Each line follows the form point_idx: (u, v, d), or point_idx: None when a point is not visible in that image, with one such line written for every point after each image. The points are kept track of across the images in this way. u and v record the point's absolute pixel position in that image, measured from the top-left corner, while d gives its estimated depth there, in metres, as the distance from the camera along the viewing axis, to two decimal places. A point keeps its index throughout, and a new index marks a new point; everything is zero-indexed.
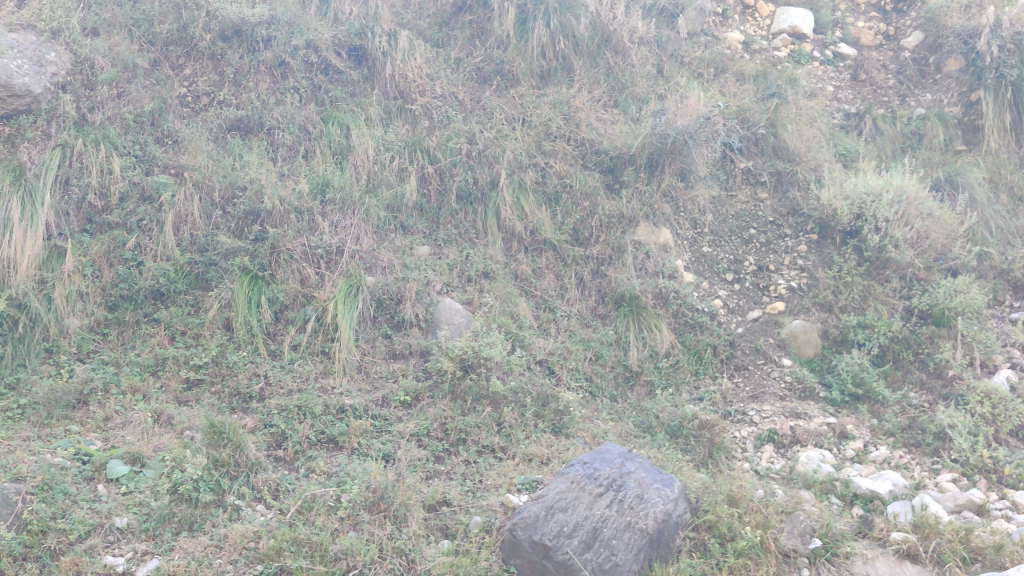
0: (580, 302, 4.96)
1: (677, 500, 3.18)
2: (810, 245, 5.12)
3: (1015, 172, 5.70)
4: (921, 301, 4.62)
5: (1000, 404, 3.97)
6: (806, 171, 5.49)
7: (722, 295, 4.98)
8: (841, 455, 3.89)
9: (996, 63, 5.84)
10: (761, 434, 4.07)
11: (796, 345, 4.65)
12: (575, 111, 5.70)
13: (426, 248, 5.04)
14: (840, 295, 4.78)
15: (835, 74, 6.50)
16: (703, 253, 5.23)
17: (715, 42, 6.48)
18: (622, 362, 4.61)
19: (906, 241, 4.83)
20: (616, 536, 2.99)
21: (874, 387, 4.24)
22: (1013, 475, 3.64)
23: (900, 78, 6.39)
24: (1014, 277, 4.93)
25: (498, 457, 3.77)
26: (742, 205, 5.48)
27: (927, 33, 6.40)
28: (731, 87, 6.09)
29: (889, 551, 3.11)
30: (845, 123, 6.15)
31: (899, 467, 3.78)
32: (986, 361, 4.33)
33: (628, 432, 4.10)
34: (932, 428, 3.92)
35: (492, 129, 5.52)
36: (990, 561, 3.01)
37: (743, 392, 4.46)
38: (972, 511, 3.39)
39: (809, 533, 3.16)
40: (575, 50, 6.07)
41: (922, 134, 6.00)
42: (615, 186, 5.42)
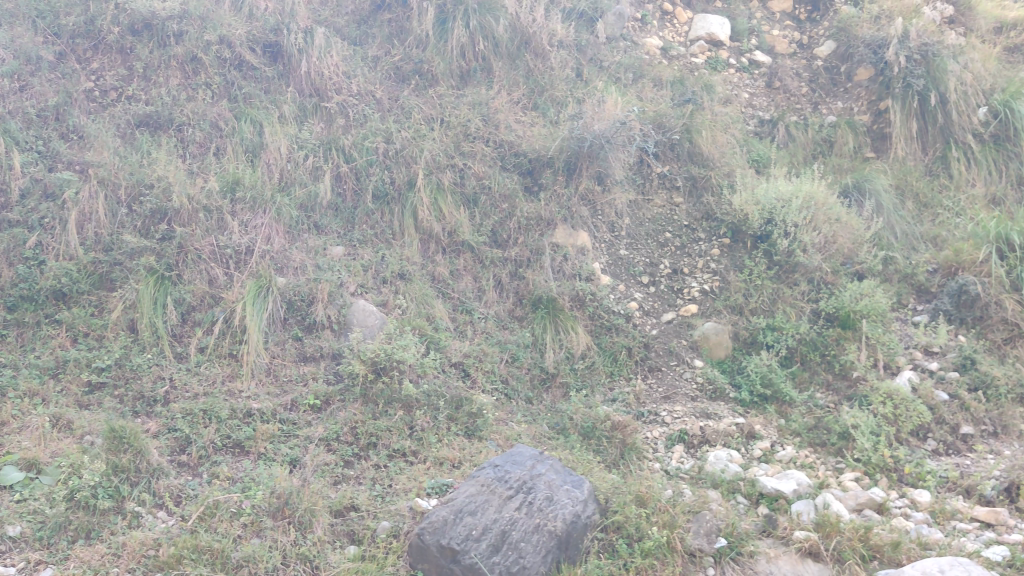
0: (497, 303, 4.91)
1: (587, 501, 3.20)
2: (722, 249, 5.22)
3: (919, 179, 5.89)
4: (827, 304, 4.73)
5: (902, 404, 4.08)
6: (720, 176, 5.55)
7: (638, 297, 5.01)
8: (749, 454, 3.96)
9: (903, 73, 6.04)
10: (672, 434, 4.11)
11: (708, 346, 4.71)
12: (494, 112, 5.66)
13: (340, 248, 4.94)
14: (750, 298, 4.89)
15: (751, 81, 6.60)
16: (620, 255, 5.25)
17: (634, 47, 6.51)
18: (538, 364, 4.58)
19: (814, 246, 4.98)
20: (525, 538, 2.99)
21: (781, 388, 4.33)
22: (912, 474, 3.74)
23: (812, 86, 6.57)
24: (917, 281, 5.06)
25: (409, 461, 3.72)
26: (657, 209, 5.53)
27: (839, 43, 6.62)
28: (649, 92, 6.08)
29: (792, 550, 3.16)
30: (759, 130, 6.27)
31: (805, 466, 3.85)
32: (889, 363, 4.44)
33: (542, 434, 4.08)
34: (837, 428, 4.00)
35: (410, 129, 5.45)
36: (888, 558, 3.05)
37: (656, 393, 4.49)
38: (873, 509, 3.46)
39: (714, 532, 3.19)
40: (495, 51, 6.05)
41: (832, 141, 6.15)
42: (534, 188, 5.41)
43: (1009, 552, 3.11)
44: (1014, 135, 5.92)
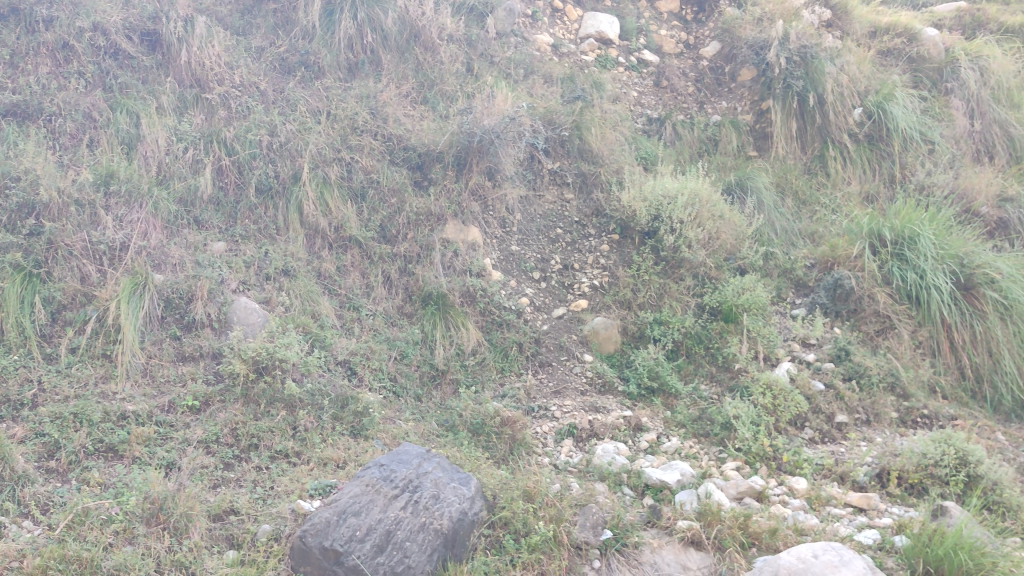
0: (386, 300, 4.81)
1: (473, 498, 3.16)
2: (612, 245, 5.29)
3: (799, 177, 6.08)
4: (711, 298, 4.84)
5: (780, 394, 4.21)
6: (609, 173, 5.63)
7: (529, 293, 5.01)
8: (636, 446, 4.01)
9: (783, 74, 6.25)
10: (562, 428, 4.10)
11: (597, 341, 4.73)
12: (383, 105, 5.57)
13: (221, 244, 4.78)
14: (638, 293, 4.96)
15: (639, 80, 6.69)
16: (511, 251, 5.22)
17: (525, 43, 6.47)
18: (428, 361, 4.52)
19: (698, 242, 5.06)
20: (410, 537, 2.93)
21: (667, 380, 4.42)
22: (790, 462, 3.85)
23: (698, 85, 6.74)
24: (796, 276, 5.23)
25: (292, 462, 3.64)
26: (549, 205, 5.56)
27: (723, 44, 6.83)
28: (539, 89, 6.08)
29: (675, 539, 3.21)
30: (648, 128, 6.36)
31: (689, 457, 3.92)
32: (768, 355, 4.57)
33: (431, 432, 4.02)
34: (719, 419, 4.09)
35: (295, 121, 5.33)
36: (766, 545, 3.13)
37: (546, 387, 4.47)
38: (753, 497, 3.54)
39: (601, 524, 3.21)
40: (383, 45, 5.97)
41: (717, 140, 6.31)
42: (424, 183, 5.32)
43: (880, 535, 3.23)
44: (887, 135, 6.18)
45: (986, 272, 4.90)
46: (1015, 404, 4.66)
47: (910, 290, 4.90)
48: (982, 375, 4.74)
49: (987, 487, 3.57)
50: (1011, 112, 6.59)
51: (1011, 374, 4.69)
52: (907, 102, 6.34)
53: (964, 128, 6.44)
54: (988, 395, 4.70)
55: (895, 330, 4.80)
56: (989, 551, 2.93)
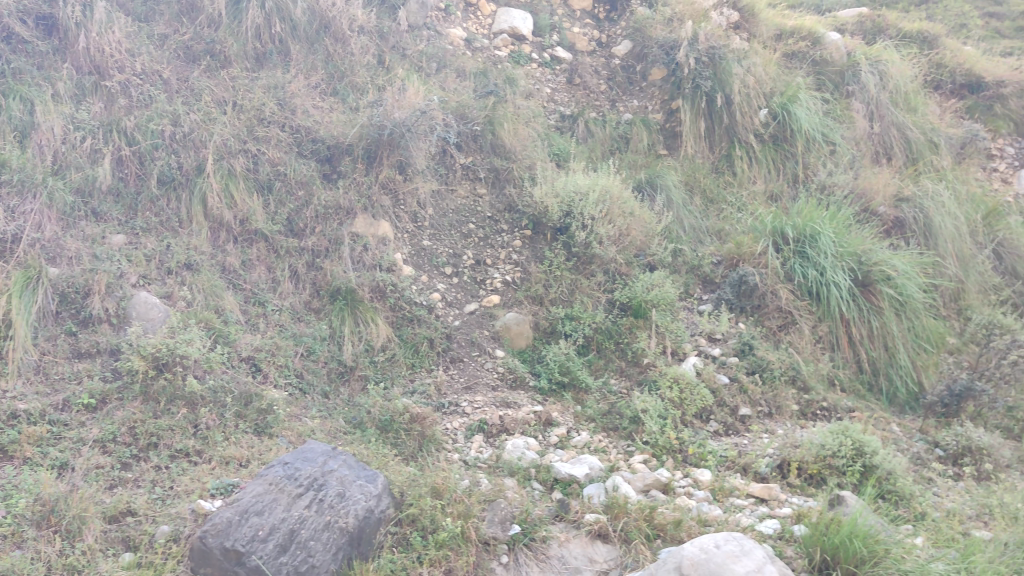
0: (292, 295, 4.69)
1: (380, 496, 3.12)
2: (524, 241, 5.30)
3: (707, 176, 6.19)
4: (622, 294, 4.89)
5: (687, 388, 4.29)
6: (521, 168, 5.64)
7: (440, 289, 4.92)
8: (546, 441, 3.99)
9: (692, 74, 6.39)
10: (472, 424, 4.05)
11: (509, 337, 4.72)
12: (290, 96, 5.47)
13: (121, 237, 4.62)
14: (550, 288, 4.96)
15: (552, 76, 6.71)
16: (423, 246, 5.14)
17: (438, 37, 6.41)
18: (335, 358, 4.42)
19: (608, 238, 5.13)
20: (314, 536, 2.89)
21: (578, 375, 4.44)
22: (696, 454, 3.92)
23: (610, 84, 6.82)
24: (703, 272, 5.33)
25: (193, 461, 3.54)
26: (461, 199, 5.50)
27: (635, 43, 6.95)
28: (451, 83, 6.05)
29: (582, 532, 3.23)
30: (560, 124, 6.37)
31: (598, 451, 3.93)
32: (676, 350, 4.65)
33: (338, 429, 3.93)
34: (628, 413, 4.13)
35: (199, 111, 5.18)
36: (671, 536, 3.16)
37: (457, 383, 4.41)
38: (659, 489, 3.57)
39: (509, 519, 3.21)
40: (292, 35, 5.88)
41: (628, 138, 6.37)
42: (332, 176, 5.24)
43: (780, 525, 3.32)
44: (791, 136, 6.34)
45: (882, 270, 5.13)
46: (907, 396, 4.90)
47: (811, 287, 5.05)
48: (878, 368, 4.95)
49: (882, 476, 3.71)
50: (907, 115, 6.86)
51: (905, 367, 4.93)
52: (810, 104, 6.53)
53: (864, 130, 6.66)
54: (883, 387, 4.90)
55: (797, 325, 4.94)
56: (882, 538, 3.02)
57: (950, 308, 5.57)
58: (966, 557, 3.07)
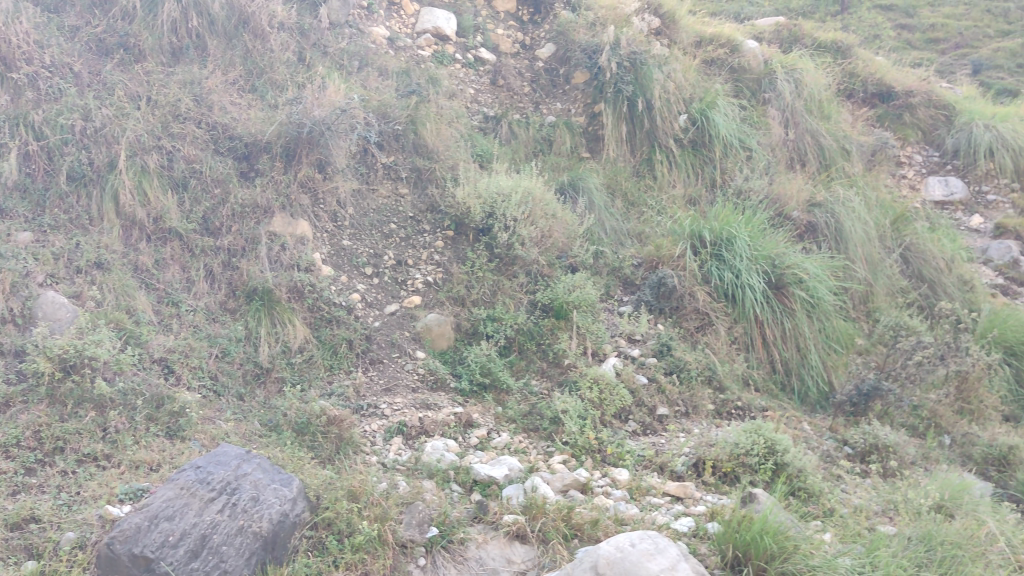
0: (208, 295, 4.59)
1: (296, 499, 3.08)
2: (446, 241, 5.27)
3: (628, 179, 6.27)
4: (543, 295, 4.92)
5: (606, 389, 4.33)
6: (443, 169, 5.63)
7: (360, 289, 4.86)
8: (466, 443, 3.98)
9: (614, 79, 6.48)
10: (391, 426, 4.02)
11: (431, 338, 4.68)
12: (207, 92, 5.36)
13: (27, 234, 4.47)
14: (472, 289, 4.96)
15: (476, 77, 6.71)
16: (343, 246, 5.08)
17: (360, 35, 6.36)
18: (252, 359, 4.33)
19: (531, 240, 5.15)
20: (227, 541, 2.84)
21: (499, 376, 4.44)
22: (614, 454, 3.96)
23: (534, 86, 6.86)
24: (624, 274, 5.39)
25: (101, 465, 3.44)
26: (382, 199, 5.45)
27: (558, 46, 7.00)
28: (373, 82, 6.00)
29: (500, 534, 3.24)
30: (484, 125, 6.35)
31: (518, 452, 3.94)
32: (596, 350, 4.70)
33: (253, 432, 3.87)
34: (548, 413, 4.16)
35: (111, 106, 5.05)
36: (588, 536, 3.20)
37: (377, 385, 4.36)
38: (577, 489, 3.59)
39: (426, 522, 3.20)
40: (209, 30, 5.78)
41: (551, 141, 6.42)
42: (250, 174, 5.14)
43: (694, 523, 3.38)
44: (709, 141, 6.48)
45: (795, 273, 5.27)
46: (818, 395, 5.05)
47: (727, 289, 5.16)
48: (791, 368, 5.08)
49: (792, 474, 3.81)
50: (820, 123, 7.07)
51: (816, 368, 5.09)
52: (728, 111, 6.69)
53: (780, 136, 6.83)
54: (796, 387, 5.05)
55: (714, 326, 5.04)
56: (791, 535, 3.10)
57: (860, 311, 5.75)
58: (871, 551, 3.17)
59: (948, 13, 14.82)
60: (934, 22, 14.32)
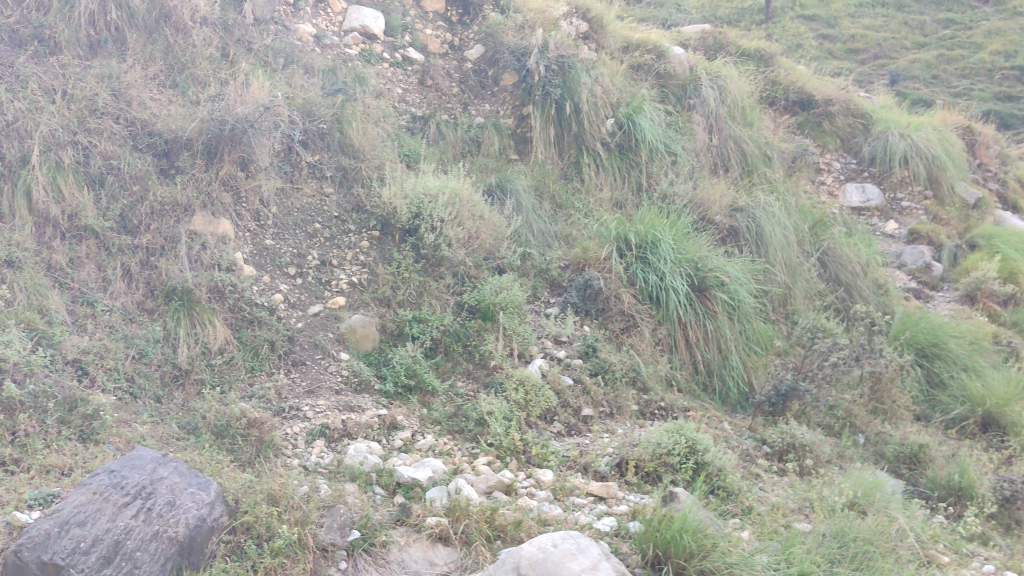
0: (124, 295, 4.46)
1: (214, 503, 3.02)
2: (371, 241, 5.22)
3: (556, 182, 6.30)
4: (470, 296, 4.92)
5: (531, 390, 4.35)
6: (369, 169, 5.60)
7: (283, 290, 4.78)
8: (389, 445, 3.96)
9: (542, 82, 6.53)
10: (313, 429, 3.96)
11: (355, 339, 4.62)
12: (126, 86, 5.23)
13: None
14: (398, 290, 4.90)
15: (404, 77, 6.66)
16: (265, 246, 4.98)
17: (286, 32, 6.27)
18: (170, 361, 4.24)
19: (457, 241, 5.15)
20: (141, 547, 2.77)
21: (424, 378, 4.42)
22: (538, 455, 3.98)
23: (462, 87, 6.85)
24: (551, 276, 5.43)
25: (9, 470, 3.32)
26: (307, 198, 5.37)
27: (487, 48, 7.02)
28: (298, 79, 5.92)
29: (423, 536, 3.23)
30: (412, 125, 6.32)
31: (442, 454, 3.92)
32: (522, 352, 4.73)
33: (170, 435, 3.77)
34: (473, 415, 4.15)
35: (24, 99, 4.89)
36: (511, 537, 3.22)
37: (299, 387, 4.30)
38: (501, 490, 3.60)
39: (348, 525, 3.17)
40: (129, 23, 5.65)
41: (479, 142, 6.42)
42: (170, 171, 5.02)
43: (616, 522, 3.42)
44: (635, 146, 6.57)
45: (717, 276, 5.38)
46: (738, 396, 5.16)
47: (651, 291, 5.24)
48: (712, 370, 5.18)
49: (712, 472, 3.88)
50: (743, 129, 7.22)
51: (737, 369, 5.20)
52: (654, 116, 6.79)
53: (704, 142, 6.95)
54: (716, 388, 5.14)
55: (638, 328, 5.10)
56: (710, 533, 3.16)
57: (779, 313, 5.89)
58: (786, 548, 3.25)
59: (866, 24, 15.29)
60: (854, 33, 14.76)
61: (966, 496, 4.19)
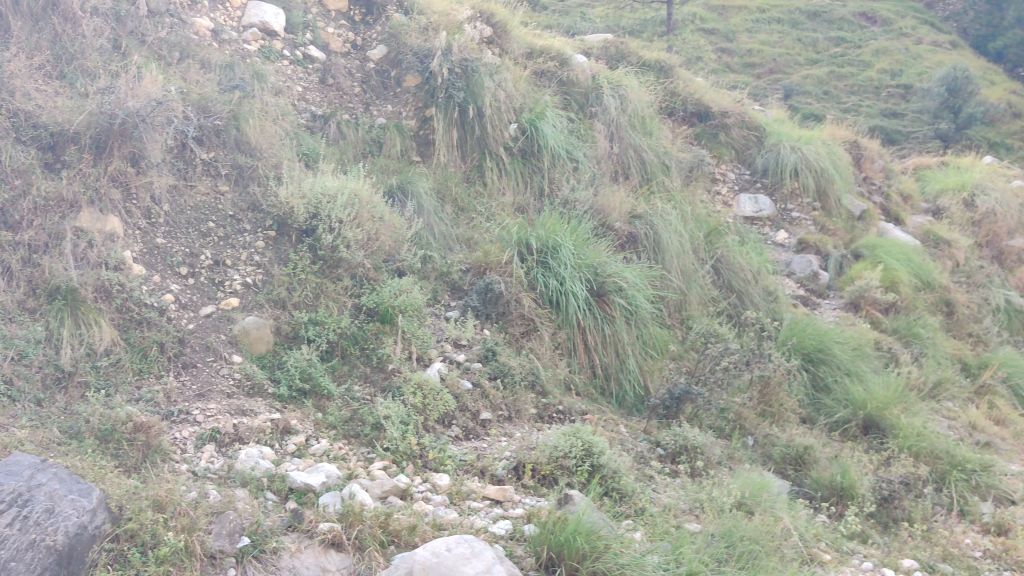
0: (4, 294, 4.25)
1: (96, 510, 2.91)
2: (267, 241, 5.11)
3: (458, 184, 6.28)
4: (369, 298, 4.86)
5: (430, 394, 4.34)
6: (267, 167, 5.49)
7: (174, 290, 4.63)
8: (283, 450, 3.88)
9: (446, 84, 6.56)
10: (203, 433, 3.85)
11: (248, 341, 4.51)
12: (9, 76, 5.04)
13: None
14: (293, 292, 4.82)
15: (304, 75, 6.55)
16: (156, 244, 4.82)
17: (182, 25, 6.08)
18: (52, 362, 4.07)
19: (356, 242, 5.09)
20: (16, 557, 2.65)
21: (320, 382, 4.37)
22: (435, 459, 3.97)
23: (364, 87, 6.79)
24: (451, 279, 5.41)
25: None
26: (201, 196, 5.22)
27: (390, 49, 6.99)
28: (194, 74, 5.77)
29: (315, 542, 3.18)
30: (311, 124, 6.22)
31: (337, 458, 3.86)
32: (421, 355, 4.71)
33: (50, 439, 3.61)
34: (370, 419, 4.10)
35: None
36: (405, 542, 3.22)
37: (189, 390, 4.16)
38: (397, 495, 3.58)
39: (237, 531, 3.10)
40: (14, 10, 5.44)
41: (381, 142, 6.36)
42: (56, 165, 4.84)
43: (512, 525, 3.44)
44: (538, 151, 6.63)
45: (615, 281, 5.48)
46: (635, 399, 5.24)
47: (551, 295, 5.30)
48: (609, 373, 5.26)
49: (607, 475, 3.95)
50: (643, 138, 7.35)
51: (633, 373, 5.29)
52: (556, 122, 6.88)
53: (605, 149, 7.06)
54: (614, 391, 5.22)
55: (538, 332, 5.14)
56: (603, 534, 3.21)
57: (674, 318, 6.02)
58: (676, 548, 3.32)
59: (763, 40, 15.79)
60: (751, 48, 15.23)
61: (848, 496, 4.37)
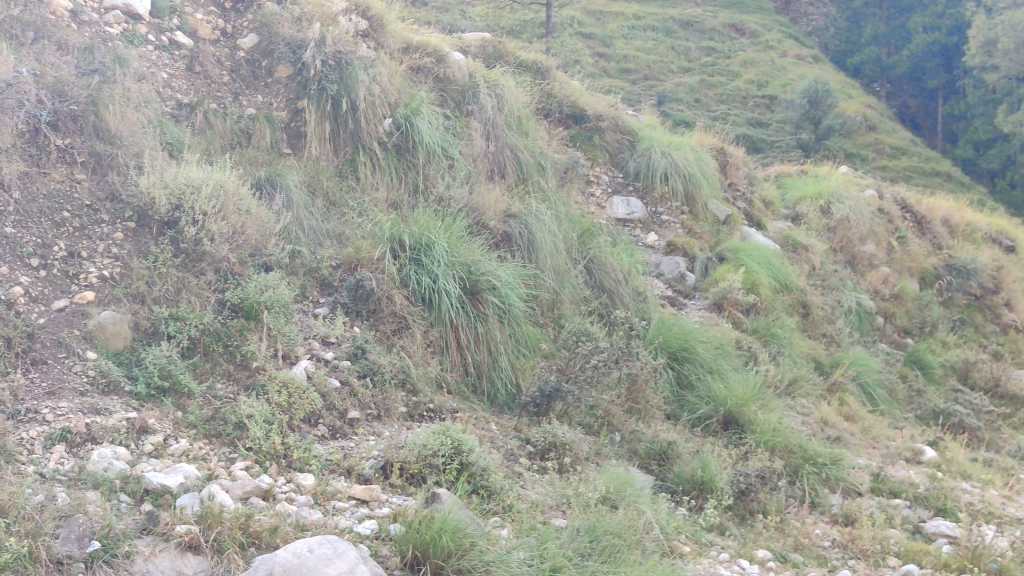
0: None
1: None
2: (126, 233, 4.89)
3: (330, 179, 6.17)
4: (233, 294, 4.74)
5: (295, 393, 4.26)
6: (127, 155, 5.28)
7: (24, 282, 4.37)
8: (139, 450, 3.72)
9: (319, 76, 6.50)
10: (53, 433, 3.65)
11: (103, 337, 4.31)
12: None
13: None
14: (153, 286, 4.64)
15: (170, 61, 6.31)
16: (5, 233, 4.53)
17: (37, 4, 5.79)
18: None
19: (221, 236, 4.98)
20: None
21: (180, 379, 4.21)
22: (300, 459, 3.90)
23: (233, 76, 6.60)
24: (321, 275, 5.32)
25: None
26: (54, 184, 4.97)
27: (261, 37, 6.85)
28: (49, 56, 5.52)
29: (171, 545, 3.05)
30: (177, 112, 5.98)
31: (196, 458, 3.74)
32: (288, 353, 4.62)
33: None
34: (232, 419, 3.99)
35: None
36: (266, 544, 3.16)
37: (38, 388, 3.93)
38: (258, 496, 3.50)
39: (87, 535, 2.96)
40: None
41: (250, 134, 6.19)
42: None
43: (377, 525, 3.41)
44: (412, 147, 6.60)
45: (489, 280, 5.51)
46: (506, 397, 5.27)
47: (423, 293, 5.29)
48: (482, 371, 5.27)
49: (475, 473, 3.97)
50: (519, 138, 7.41)
51: (505, 371, 5.32)
52: (432, 119, 6.86)
53: (481, 148, 7.09)
54: (485, 389, 5.23)
55: (410, 330, 5.12)
56: (469, 532, 3.23)
57: (547, 317, 6.09)
58: (542, 544, 3.37)
59: (638, 45, 16.20)
60: (626, 53, 15.61)
61: (707, 489, 4.53)
